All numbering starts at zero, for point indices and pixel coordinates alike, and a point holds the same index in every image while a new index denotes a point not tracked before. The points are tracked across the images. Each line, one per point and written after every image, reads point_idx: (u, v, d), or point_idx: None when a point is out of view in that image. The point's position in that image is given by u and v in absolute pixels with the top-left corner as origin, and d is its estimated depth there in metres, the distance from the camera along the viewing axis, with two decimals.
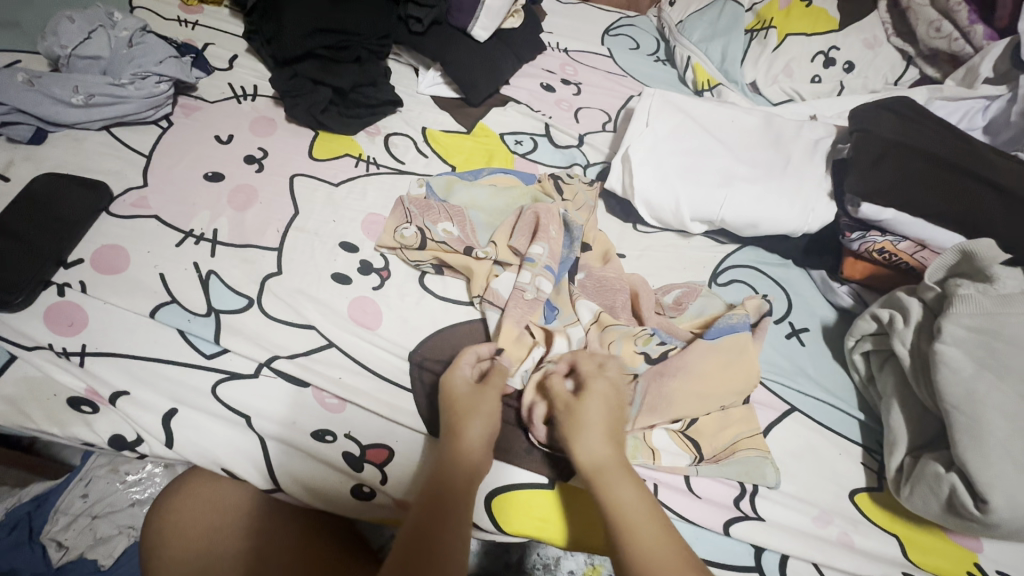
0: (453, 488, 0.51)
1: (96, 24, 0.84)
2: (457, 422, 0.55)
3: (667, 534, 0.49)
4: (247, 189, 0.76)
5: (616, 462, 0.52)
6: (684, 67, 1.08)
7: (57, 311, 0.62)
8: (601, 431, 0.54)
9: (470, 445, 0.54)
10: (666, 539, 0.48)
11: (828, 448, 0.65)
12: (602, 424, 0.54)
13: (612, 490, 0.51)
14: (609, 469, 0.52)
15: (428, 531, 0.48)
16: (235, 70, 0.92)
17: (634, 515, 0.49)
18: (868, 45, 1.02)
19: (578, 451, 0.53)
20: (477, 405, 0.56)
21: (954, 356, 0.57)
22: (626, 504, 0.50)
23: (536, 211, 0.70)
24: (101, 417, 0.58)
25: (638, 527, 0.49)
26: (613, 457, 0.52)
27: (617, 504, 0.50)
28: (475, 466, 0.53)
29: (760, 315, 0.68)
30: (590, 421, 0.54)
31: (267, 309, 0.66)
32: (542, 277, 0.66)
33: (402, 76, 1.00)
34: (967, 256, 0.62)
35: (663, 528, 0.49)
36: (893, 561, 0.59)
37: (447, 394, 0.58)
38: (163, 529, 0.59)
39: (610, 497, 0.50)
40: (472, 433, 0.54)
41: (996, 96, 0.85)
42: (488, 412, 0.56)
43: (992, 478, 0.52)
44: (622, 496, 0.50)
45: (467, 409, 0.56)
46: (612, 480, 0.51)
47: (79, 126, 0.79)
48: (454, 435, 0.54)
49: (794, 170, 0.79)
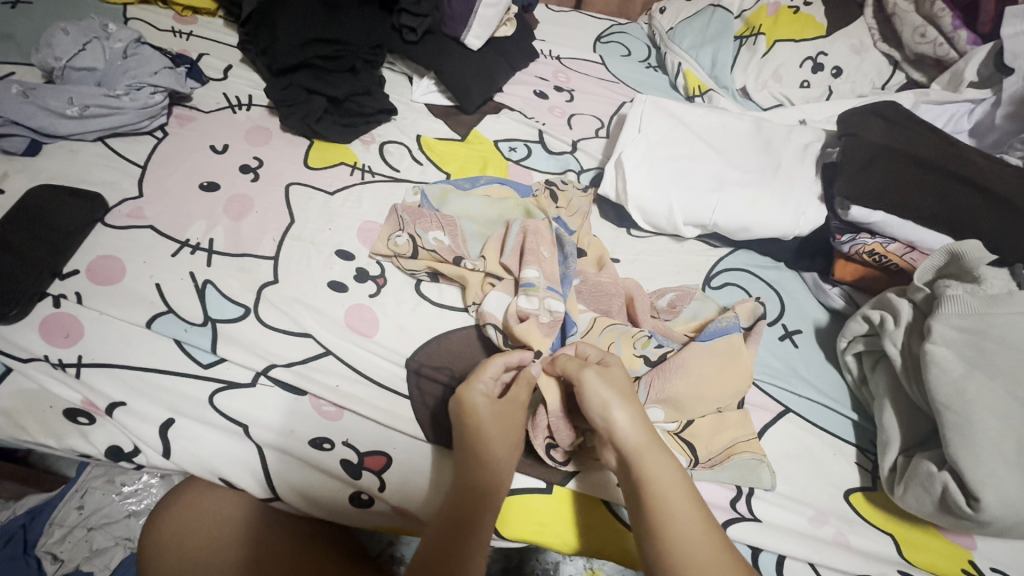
0: (472, 501, 0.50)
1: (91, 36, 0.84)
2: (478, 450, 0.52)
3: (707, 523, 0.47)
4: (243, 199, 0.77)
5: (655, 443, 0.50)
6: (676, 73, 1.10)
7: (52, 322, 0.62)
8: (634, 407, 0.52)
9: (494, 470, 0.52)
10: (705, 531, 0.47)
11: (823, 449, 0.66)
12: (632, 398, 0.53)
13: (647, 465, 0.49)
14: (647, 449, 0.50)
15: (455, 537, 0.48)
16: (230, 80, 0.93)
17: (671, 500, 0.48)
18: (855, 50, 1.04)
19: (614, 427, 0.51)
20: (501, 428, 0.54)
21: (944, 356, 0.57)
22: (667, 485, 0.48)
23: (521, 223, 0.71)
24: (98, 429, 0.58)
25: (677, 515, 0.47)
26: (651, 437, 0.51)
27: (655, 486, 0.48)
28: (499, 484, 0.52)
29: (754, 319, 0.69)
30: (619, 394, 0.52)
31: (264, 318, 0.66)
32: (550, 298, 0.64)
33: (396, 84, 1.01)
34: (955, 257, 0.62)
35: (703, 520, 0.47)
36: (888, 560, 0.59)
37: (466, 413, 0.54)
38: (161, 538, 0.59)
39: (650, 479, 0.49)
40: (496, 458, 0.52)
41: (980, 100, 0.87)
42: (510, 435, 0.54)
43: (983, 475, 0.53)
44: (661, 479, 0.49)
45: (491, 432, 0.53)
46: (651, 460, 0.49)
47: (74, 137, 0.79)
48: (478, 461, 0.52)
49: (784, 174, 0.80)
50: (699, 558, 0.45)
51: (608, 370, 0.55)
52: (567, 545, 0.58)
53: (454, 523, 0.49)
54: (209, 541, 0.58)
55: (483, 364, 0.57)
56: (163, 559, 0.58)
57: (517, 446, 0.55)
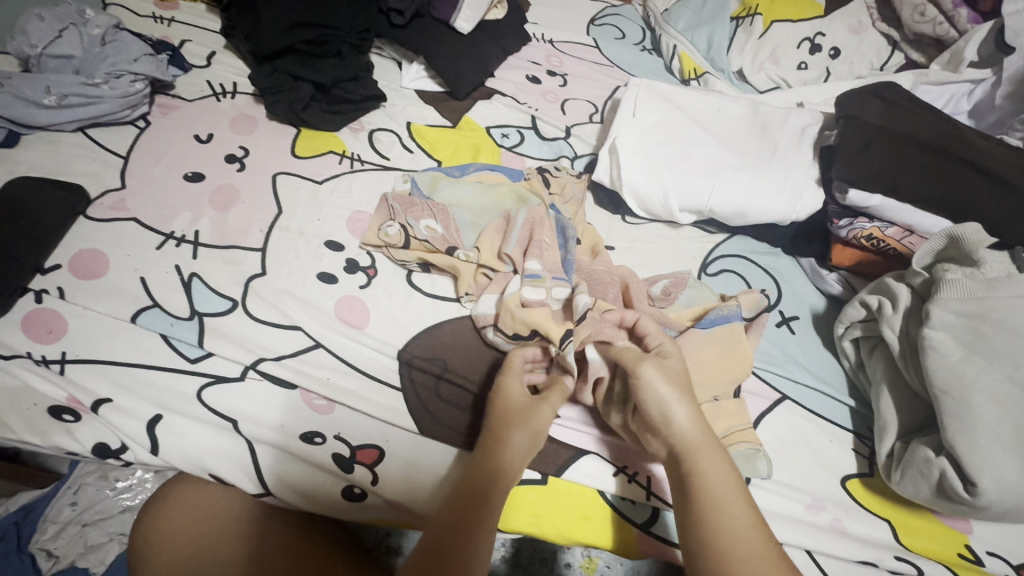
0: (483, 478, 0.51)
1: (67, 22, 0.82)
2: (504, 431, 0.54)
3: (758, 522, 0.46)
4: (228, 189, 0.75)
5: (710, 439, 0.50)
6: (671, 55, 1.07)
7: (34, 318, 0.61)
8: (687, 401, 0.51)
9: (512, 455, 0.53)
10: (754, 530, 0.45)
11: (819, 436, 0.65)
12: (688, 391, 0.52)
13: (698, 457, 0.49)
14: (700, 446, 0.49)
15: (467, 514, 0.49)
16: (214, 67, 0.90)
17: (723, 497, 0.47)
18: (854, 30, 1.02)
19: (667, 421, 0.50)
20: (529, 416, 0.55)
21: (942, 340, 0.57)
22: (719, 484, 0.48)
23: (526, 211, 0.71)
24: (83, 426, 0.57)
25: (730, 512, 0.46)
26: (706, 433, 0.50)
27: (706, 482, 0.48)
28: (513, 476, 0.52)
29: (757, 311, 0.67)
30: (669, 385, 0.51)
31: (253, 311, 0.64)
32: (556, 288, 0.64)
33: (385, 70, 0.99)
34: (954, 240, 0.61)
35: (753, 517, 0.46)
36: (885, 546, 0.59)
37: (499, 397, 0.57)
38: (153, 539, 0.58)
39: (702, 476, 0.48)
40: (518, 442, 0.53)
41: (980, 80, 0.86)
42: (541, 417, 0.55)
43: (980, 460, 0.52)
44: (712, 475, 0.48)
45: (520, 418, 0.55)
46: (704, 459, 0.49)
47: (53, 128, 0.77)
48: (499, 444, 0.53)
49: (781, 157, 0.78)
50: (745, 554, 0.44)
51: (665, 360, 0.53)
52: (562, 536, 0.58)
53: (463, 516, 0.48)
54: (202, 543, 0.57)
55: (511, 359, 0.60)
56: (156, 556, 0.57)
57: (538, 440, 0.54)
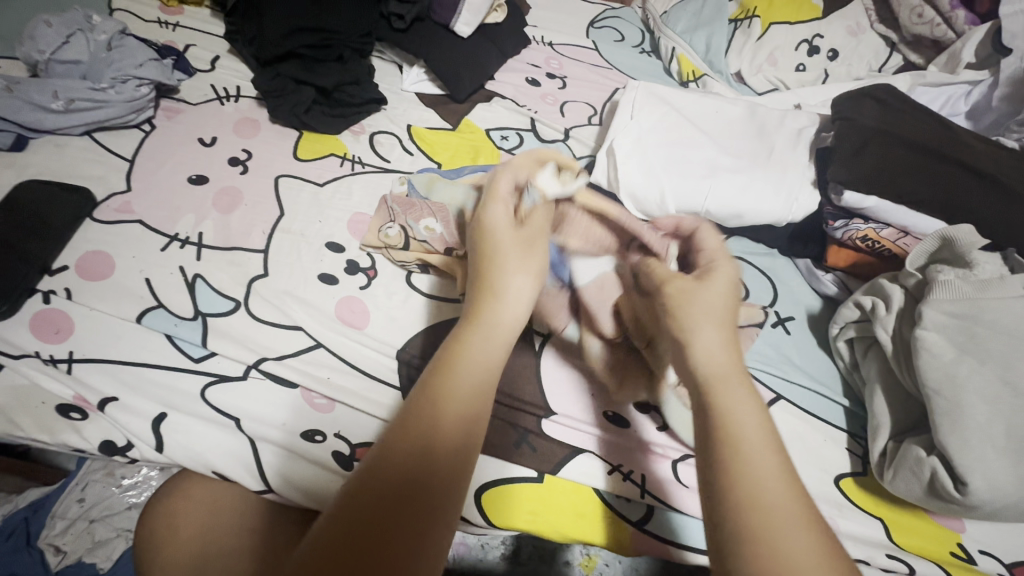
0: (432, 436, 0.40)
1: (75, 28, 0.83)
2: (435, 395, 0.41)
3: (786, 474, 0.38)
4: (232, 192, 0.76)
5: (737, 374, 0.43)
6: (670, 58, 1.08)
7: (43, 318, 0.62)
8: (722, 328, 0.46)
9: (446, 423, 0.40)
10: (784, 484, 0.37)
11: (814, 435, 0.66)
12: (727, 320, 0.46)
13: (719, 389, 0.42)
14: (726, 376, 0.42)
15: (419, 481, 0.38)
16: (218, 71, 0.92)
17: (747, 428, 0.40)
18: (852, 32, 1.02)
19: (692, 347, 0.44)
20: (507, 282, 0.50)
21: (934, 341, 0.57)
22: (742, 414, 0.40)
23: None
24: (90, 423, 0.58)
25: (756, 458, 0.38)
26: (737, 365, 0.43)
27: (732, 424, 0.39)
28: (448, 450, 0.40)
29: (750, 321, 0.69)
30: (715, 312, 0.46)
31: (255, 311, 0.66)
32: (545, 276, 0.67)
33: (387, 73, 1.00)
34: (947, 243, 0.62)
35: (783, 466, 0.38)
36: (878, 544, 0.60)
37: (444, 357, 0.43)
38: (157, 535, 0.59)
39: (726, 414, 0.40)
40: (448, 417, 0.41)
41: (977, 82, 0.86)
42: (528, 263, 0.52)
43: (971, 460, 0.53)
44: (738, 410, 0.40)
45: (450, 392, 0.41)
46: (724, 392, 0.41)
47: (61, 131, 0.79)
48: (431, 396, 0.41)
49: (777, 159, 0.79)
50: (772, 505, 0.36)
51: (713, 275, 0.50)
52: (557, 533, 0.59)
53: (371, 486, 0.37)
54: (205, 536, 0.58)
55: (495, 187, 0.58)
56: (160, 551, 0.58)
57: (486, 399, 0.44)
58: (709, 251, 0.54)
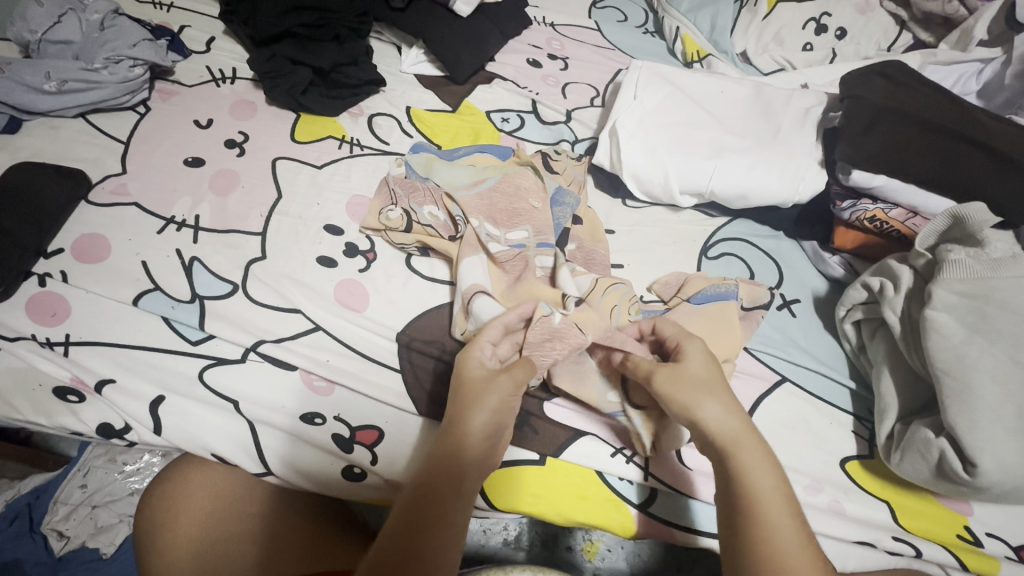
0: (454, 444, 0.48)
1: (66, 7, 0.82)
2: (458, 412, 0.50)
3: (803, 534, 0.44)
4: (228, 174, 0.75)
5: (750, 441, 0.48)
6: (674, 38, 1.05)
7: (39, 301, 0.62)
8: (723, 399, 0.50)
9: (471, 434, 0.49)
10: (802, 545, 0.44)
11: (819, 418, 0.65)
12: (718, 389, 0.50)
13: (738, 459, 0.47)
14: (742, 444, 0.48)
15: (436, 488, 0.46)
16: (213, 53, 0.90)
17: (767, 503, 0.45)
18: (861, 10, 1.00)
19: (704, 422, 0.48)
20: (485, 391, 0.51)
21: (945, 322, 0.56)
22: (760, 486, 0.46)
23: (529, 224, 0.70)
24: (87, 406, 0.58)
25: (774, 521, 0.44)
26: (744, 429, 0.48)
27: (750, 485, 0.46)
28: (470, 456, 0.48)
29: (755, 305, 0.68)
30: (714, 384, 0.50)
31: (253, 294, 0.65)
32: (542, 254, 0.68)
33: (385, 55, 0.98)
34: (957, 221, 0.60)
35: (798, 529, 0.45)
36: (882, 527, 0.59)
37: (460, 376, 0.53)
38: (161, 527, 0.59)
39: (748, 478, 0.46)
40: (472, 423, 0.49)
41: (990, 60, 0.84)
42: (494, 401, 0.50)
43: (981, 441, 0.52)
44: (754, 479, 0.46)
45: (471, 398, 0.51)
46: (745, 459, 0.47)
47: (54, 113, 0.78)
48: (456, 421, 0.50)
49: (783, 140, 0.77)
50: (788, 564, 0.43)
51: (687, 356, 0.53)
52: (561, 515, 0.58)
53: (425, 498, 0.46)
54: (203, 537, 0.57)
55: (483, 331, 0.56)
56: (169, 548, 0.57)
57: (500, 417, 0.51)
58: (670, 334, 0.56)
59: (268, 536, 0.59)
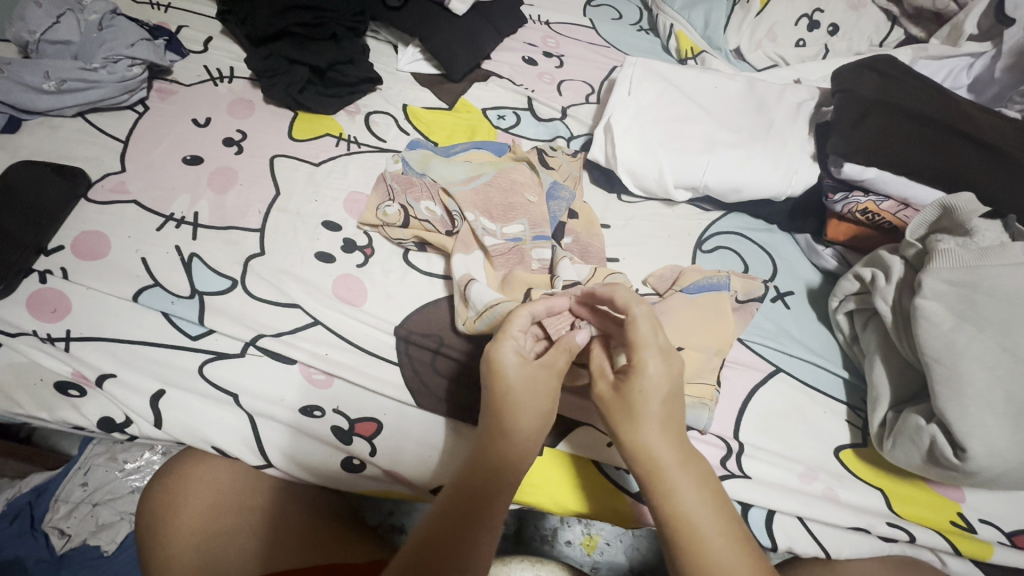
0: (498, 451, 0.48)
1: (64, 8, 0.82)
2: (503, 416, 0.48)
3: (741, 551, 0.44)
4: (227, 172, 0.76)
5: (679, 463, 0.46)
6: (668, 35, 1.06)
7: (39, 297, 0.62)
8: (660, 418, 0.47)
9: (519, 439, 0.48)
10: (741, 561, 0.43)
11: (813, 408, 0.66)
12: (661, 409, 0.47)
13: (667, 482, 0.46)
14: (667, 470, 0.46)
15: (483, 491, 0.47)
16: (211, 52, 0.91)
17: (702, 522, 0.45)
18: (853, 6, 1.01)
19: (631, 443, 0.47)
20: (529, 394, 0.48)
21: (934, 310, 0.57)
22: (690, 508, 0.45)
23: (525, 219, 0.71)
24: (88, 401, 0.59)
25: (710, 542, 0.44)
26: (675, 452, 0.47)
27: (676, 506, 0.45)
28: (520, 461, 0.48)
29: (749, 297, 0.69)
30: (653, 408, 0.46)
31: (252, 290, 0.65)
32: (539, 248, 0.69)
33: (381, 53, 0.99)
34: (948, 211, 0.62)
35: (736, 545, 0.44)
36: (876, 513, 0.60)
37: (496, 373, 0.49)
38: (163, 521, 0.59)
39: (672, 503, 0.45)
40: (522, 428, 0.48)
41: (980, 54, 0.85)
42: (541, 400, 0.48)
43: (971, 426, 0.53)
44: (686, 502, 0.45)
45: (520, 401, 0.48)
46: (672, 482, 0.46)
47: (53, 113, 0.78)
48: (501, 428, 0.48)
49: (776, 134, 0.78)
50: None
51: (638, 373, 0.47)
52: (554, 503, 0.59)
53: (472, 505, 0.46)
54: (205, 529, 0.58)
55: (511, 319, 0.52)
56: (171, 540, 0.57)
57: (548, 418, 0.49)
58: (635, 340, 0.48)
59: (270, 532, 0.59)
